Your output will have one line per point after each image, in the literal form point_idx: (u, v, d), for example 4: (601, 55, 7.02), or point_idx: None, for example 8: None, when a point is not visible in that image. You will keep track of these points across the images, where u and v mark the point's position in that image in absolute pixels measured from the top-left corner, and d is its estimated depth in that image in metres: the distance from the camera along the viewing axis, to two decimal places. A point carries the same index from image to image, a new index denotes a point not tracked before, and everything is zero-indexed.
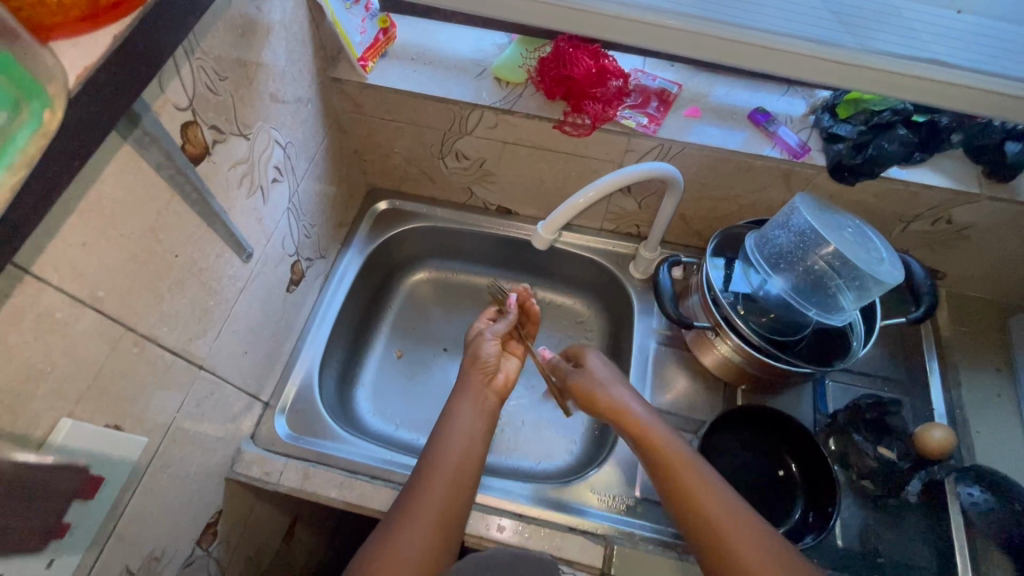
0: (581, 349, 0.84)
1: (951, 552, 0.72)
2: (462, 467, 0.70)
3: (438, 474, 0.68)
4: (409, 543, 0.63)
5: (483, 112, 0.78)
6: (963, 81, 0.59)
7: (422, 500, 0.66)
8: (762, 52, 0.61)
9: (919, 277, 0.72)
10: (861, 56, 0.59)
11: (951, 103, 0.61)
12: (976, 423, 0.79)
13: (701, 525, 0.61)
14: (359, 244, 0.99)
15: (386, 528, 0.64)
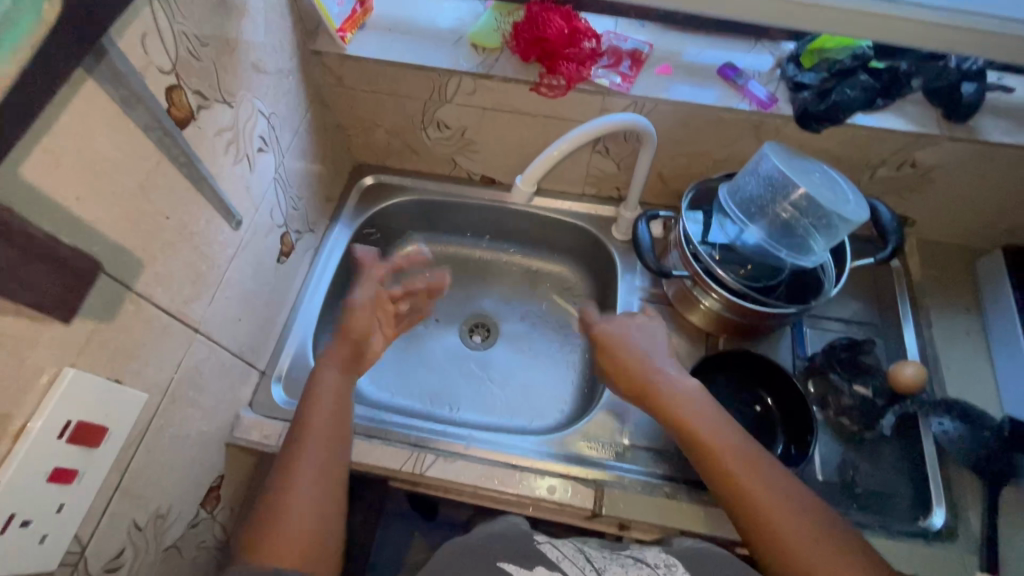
0: (587, 314, 0.81)
1: (925, 479, 0.76)
2: (333, 435, 0.67)
3: (307, 442, 0.65)
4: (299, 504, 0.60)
5: (461, 78, 0.80)
6: (910, 15, 0.67)
7: (299, 471, 0.63)
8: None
9: (885, 219, 0.76)
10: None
11: (879, 37, 0.70)
12: (946, 360, 0.83)
13: (763, 514, 0.57)
14: (347, 218, 1.01)
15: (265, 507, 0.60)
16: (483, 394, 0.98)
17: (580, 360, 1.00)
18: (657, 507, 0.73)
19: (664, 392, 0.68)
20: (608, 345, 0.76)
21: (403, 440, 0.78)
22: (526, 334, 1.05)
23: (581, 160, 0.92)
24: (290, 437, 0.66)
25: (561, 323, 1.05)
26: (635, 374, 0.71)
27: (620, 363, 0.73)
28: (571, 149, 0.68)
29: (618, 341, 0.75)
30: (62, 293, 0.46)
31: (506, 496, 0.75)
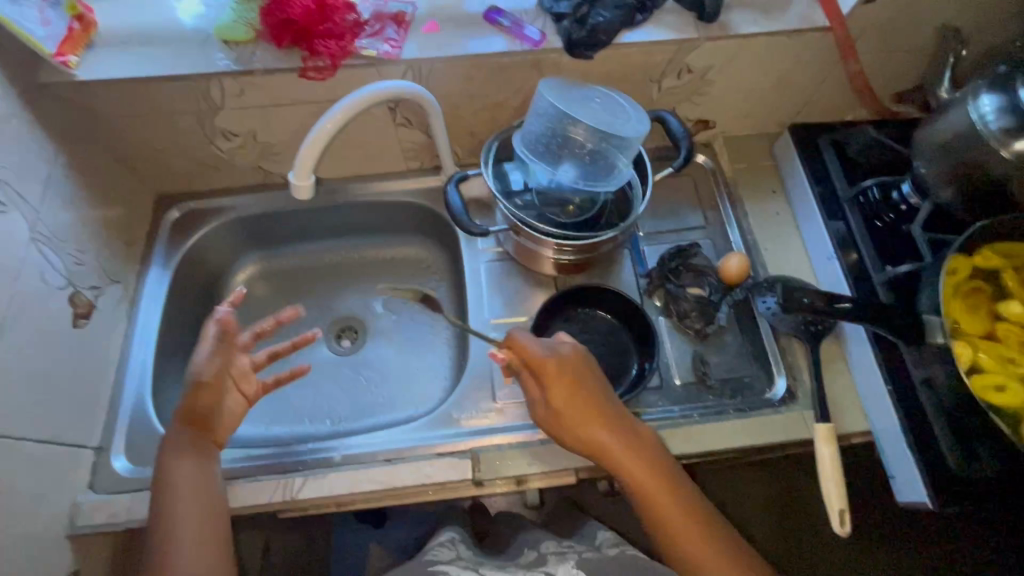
0: (519, 344, 0.68)
1: (765, 356, 0.83)
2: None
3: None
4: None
5: (220, 80, 0.73)
6: None
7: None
8: None
9: (673, 128, 0.79)
10: None
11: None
12: (764, 243, 0.90)
13: None
14: (161, 258, 0.91)
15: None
16: (363, 395, 0.96)
17: (451, 334, 1.00)
18: (531, 455, 0.75)
19: (631, 447, 0.65)
20: (566, 392, 0.66)
21: (268, 471, 0.74)
22: (396, 324, 1.03)
23: (388, 137, 0.89)
24: None
25: (426, 303, 1.04)
26: (596, 434, 0.65)
27: (574, 413, 0.66)
28: (337, 129, 0.64)
29: (576, 375, 0.67)
30: None
31: (388, 492, 0.73)
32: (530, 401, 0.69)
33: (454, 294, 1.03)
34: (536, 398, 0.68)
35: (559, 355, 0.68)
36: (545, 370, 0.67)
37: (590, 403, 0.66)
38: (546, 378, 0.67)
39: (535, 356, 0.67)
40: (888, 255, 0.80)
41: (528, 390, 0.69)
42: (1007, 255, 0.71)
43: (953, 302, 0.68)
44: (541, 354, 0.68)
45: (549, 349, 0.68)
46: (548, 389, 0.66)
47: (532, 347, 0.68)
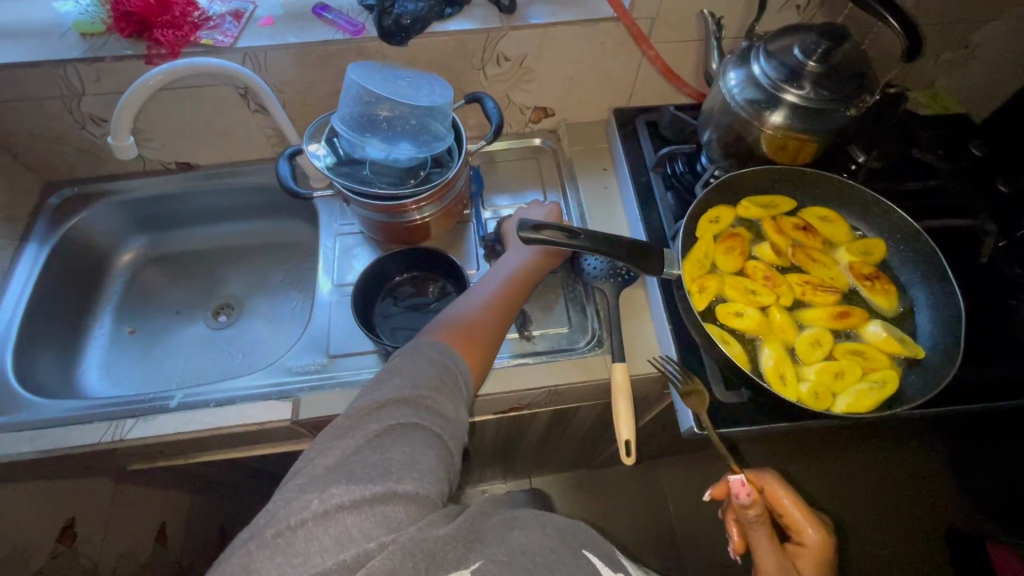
0: (781, 500, 0.78)
1: (579, 308, 0.91)
2: (514, 288, 0.79)
3: (487, 295, 0.76)
4: (464, 327, 0.70)
5: (76, 67, 0.83)
6: None
7: (474, 311, 0.73)
8: None
9: (486, 106, 0.89)
10: None
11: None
12: (591, 212, 0.99)
13: None
14: (40, 236, 0.99)
15: (442, 321, 0.71)
16: (232, 362, 1.03)
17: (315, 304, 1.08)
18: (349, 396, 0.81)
19: None
20: (811, 568, 0.75)
21: (106, 416, 0.81)
22: (271, 299, 1.11)
23: (248, 124, 0.99)
24: (489, 324, 0.73)
25: (301, 280, 1.12)
26: None
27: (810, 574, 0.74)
28: (147, 97, 0.75)
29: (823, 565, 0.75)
30: None
31: (215, 431, 0.79)
32: (765, 547, 0.74)
33: None
34: (786, 562, 0.73)
35: (823, 532, 0.76)
36: (806, 541, 0.76)
37: None
38: (810, 545, 0.75)
39: (803, 523, 0.76)
40: (681, 213, 0.90)
41: (763, 545, 0.74)
42: (764, 205, 0.80)
43: (711, 245, 0.76)
44: (812, 527, 0.76)
45: (814, 524, 0.76)
46: (799, 555, 0.76)
47: (799, 512, 0.77)
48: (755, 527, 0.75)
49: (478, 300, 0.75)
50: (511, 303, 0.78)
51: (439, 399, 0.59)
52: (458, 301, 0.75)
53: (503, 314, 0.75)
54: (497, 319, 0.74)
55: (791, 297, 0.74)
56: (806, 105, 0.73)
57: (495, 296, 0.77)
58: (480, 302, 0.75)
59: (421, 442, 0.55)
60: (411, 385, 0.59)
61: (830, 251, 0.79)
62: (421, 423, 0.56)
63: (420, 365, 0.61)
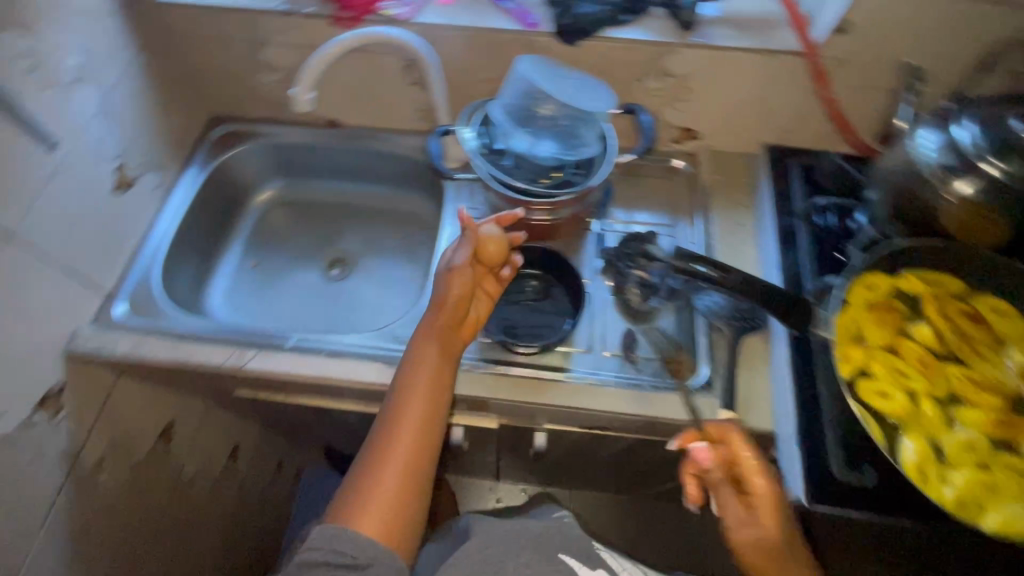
0: (734, 455, 0.69)
1: (692, 345, 0.87)
2: (416, 457, 0.71)
3: (388, 464, 0.69)
4: (378, 511, 0.67)
5: (270, 16, 0.90)
6: None
7: (374, 493, 0.68)
8: None
9: (640, 119, 0.88)
10: None
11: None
12: (719, 246, 0.95)
13: None
14: (199, 163, 1.08)
15: (359, 496, 0.68)
16: (337, 316, 1.08)
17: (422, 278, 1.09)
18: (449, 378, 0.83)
19: None
20: (773, 522, 0.66)
21: (231, 341, 0.87)
22: (382, 265, 1.15)
23: (402, 95, 1.03)
24: (384, 458, 0.70)
25: (412, 253, 1.16)
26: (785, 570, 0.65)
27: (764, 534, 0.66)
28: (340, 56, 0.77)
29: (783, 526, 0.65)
30: None
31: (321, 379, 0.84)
32: (728, 502, 0.71)
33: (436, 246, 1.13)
34: (739, 516, 0.69)
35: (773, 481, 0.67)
36: (754, 492, 0.67)
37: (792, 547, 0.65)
38: (758, 496, 0.67)
39: (749, 472, 0.68)
40: (829, 268, 0.83)
41: (728, 503, 0.71)
42: (929, 282, 0.74)
43: (860, 312, 0.71)
44: (759, 474, 0.67)
45: (764, 474, 0.67)
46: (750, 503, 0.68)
47: (749, 461, 0.68)
48: (718, 487, 0.72)
49: (399, 447, 0.70)
50: (416, 476, 0.70)
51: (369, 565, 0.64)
52: (375, 458, 0.70)
53: (416, 490, 0.70)
54: (408, 483, 0.69)
55: (945, 389, 0.68)
56: (1011, 182, 0.65)
57: (424, 400, 0.73)
58: (406, 438, 0.71)
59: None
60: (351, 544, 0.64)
61: (998, 348, 0.71)
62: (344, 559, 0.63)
63: (339, 541, 0.64)
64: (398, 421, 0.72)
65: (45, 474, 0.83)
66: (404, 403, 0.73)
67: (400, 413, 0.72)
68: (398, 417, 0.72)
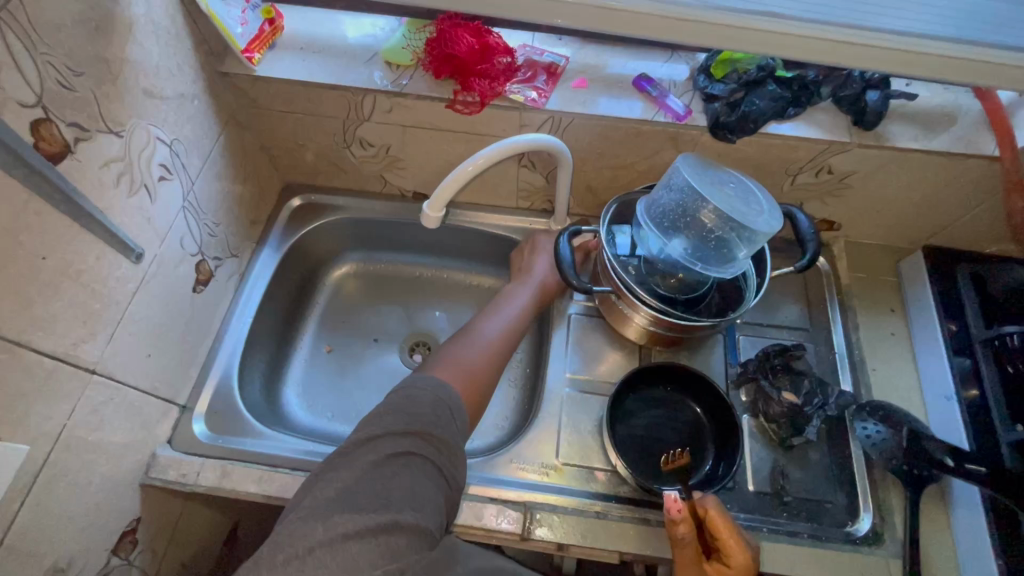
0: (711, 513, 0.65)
1: (852, 484, 0.77)
2: (483, 367, 0.76)
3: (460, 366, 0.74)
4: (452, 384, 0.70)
5: (376, 96, 0.79)
6: (800, 30, 0.64)
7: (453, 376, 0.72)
8: (638, 16, 0.65)
9: (804, 228, 0.76)
10: (704, 12, 0.64)
11: (787, 54, 0.66)
12: (872, 361, 0.84)
13: None
14: (275, 241, 0.98)
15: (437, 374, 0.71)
16: None
17: (520, 374, 0.96)
18: (583, 528, 0.73)
19: None
20: None
21: None
22: None
23: (509, 174, 0.92)
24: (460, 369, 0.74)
25: None
26: None
27: None
28: (484, 166, 0.68)
29: None
30: None
31: None
32: (686, 568, 0.65)
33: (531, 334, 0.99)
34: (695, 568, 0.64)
35: (755, 558, 0.63)
36: (728, 564, 0.63)
37: None
38: (734, 565, 0.63)
39: (731, 543, 0.64)
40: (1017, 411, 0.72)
41: (683, 557, 0.65)
42: None
43: None
44: (742, 549, 0.63)
45: (743, 549, 0.63)
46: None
47: (729, 529, 0.64)
48: (681, 545, 0.65)
49: (474, 362, 0.76)
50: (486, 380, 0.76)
51: (431, 448, 0.61)
52: (459, 355, 0.76)
53: (477, 397, 0.74)
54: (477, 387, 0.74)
55: None
56: None
57: (500, 343, 0.81)
58: (477, 364, 0.76)
59: (400, 492, 0.56)
60: (406, 418, 0.62)
61: None
62: (405, 481, 0.57)
63: (418, 399, 0.64)
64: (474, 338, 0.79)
65: None
66: (483, 342, 0.79)
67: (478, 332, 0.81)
68: (478, 335, 0.80)
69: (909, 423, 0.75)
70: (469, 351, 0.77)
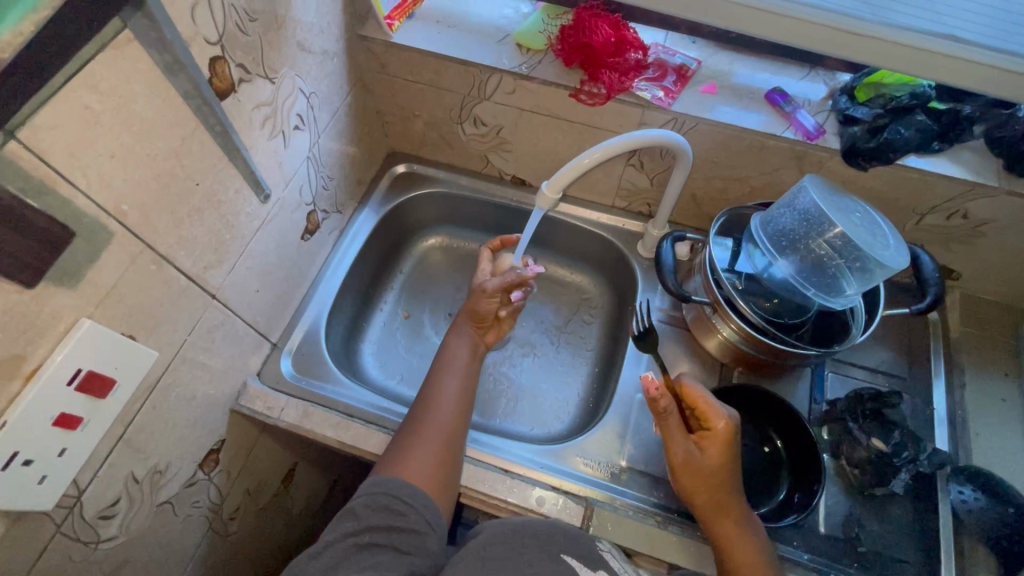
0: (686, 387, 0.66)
1: (936, 548, 0.71)
2: (453, 423, 0.72)
3: (428, 428, 0.70)
4: (422, 458, 0.66)
5: (502, 77, 0.80)
6: (975, 58, 0.62)
7: (419, 447, 0.67)
8: (801, 24, 0.65)
9: (927, 270, 0.72)
10: (875, 27, 0.63)
11: (942, 79, 0.65)
12: (975, 425, 0.79)
13: None
14: (375, 204, 1.02)
15: (398, 454, 0.67)
16: (483, 392, 0.94)
17: (588, 372, 0.96)
18: (645, 537, 0.71)
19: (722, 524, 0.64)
20: (717, 456, 0.65)
21: None
22: (541, 342, 1.00)
23: (614, 172, 0.92)
24: (421, 413, 0.72)
25: (576, 332, 1.01)
26: (726, 495, 0.64)
27: (701, 475, 0.64)
28: (602, 159, 0.68)
29: (729, 470, 0.65)
30: (43, 223, 0.44)
31: (494, 500, 0.75)
32: (674, 438, 0.66)
33: (607, 337, 0.99)
34: (683, 440, 0.66)
35: (733, 419, 0.65)
36: (713, 431, 0.65)
37: (734, 495, 0.65)
38: (716, 432, 0.65)
39: (709, 410, 0.66)
40: None
41: (671, 430, 0.66)
42: None
43: None
44: (721, 415, 0.65)
45: (724, 416, 0.65)
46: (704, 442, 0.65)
47: (705, 398, 0.66)
48: (665, 418, 0.66)
49: (438, 400, 0.73)
50: (461, 431, 0.72)
51: (413, 516, 0.60)
52: (420, 406, 0.73)
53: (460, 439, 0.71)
54: (453, 444, 0.70)
55: None
56: None
57: (462, 376, 0.77)
58: (444, 406, 0.73)
59: (388, 559, 0.56)
60: (378, 492, 0.62)
61: None
62: (392, 544, 0.57)
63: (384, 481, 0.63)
64: (438, 396, 0.74)
65: (192, 531, 0.78)
66: (452, 383, 0.76)
67: (438, 389, 0.75)
68: (449, 376, 0.77)
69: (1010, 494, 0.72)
70: (438, 381, 0.76)
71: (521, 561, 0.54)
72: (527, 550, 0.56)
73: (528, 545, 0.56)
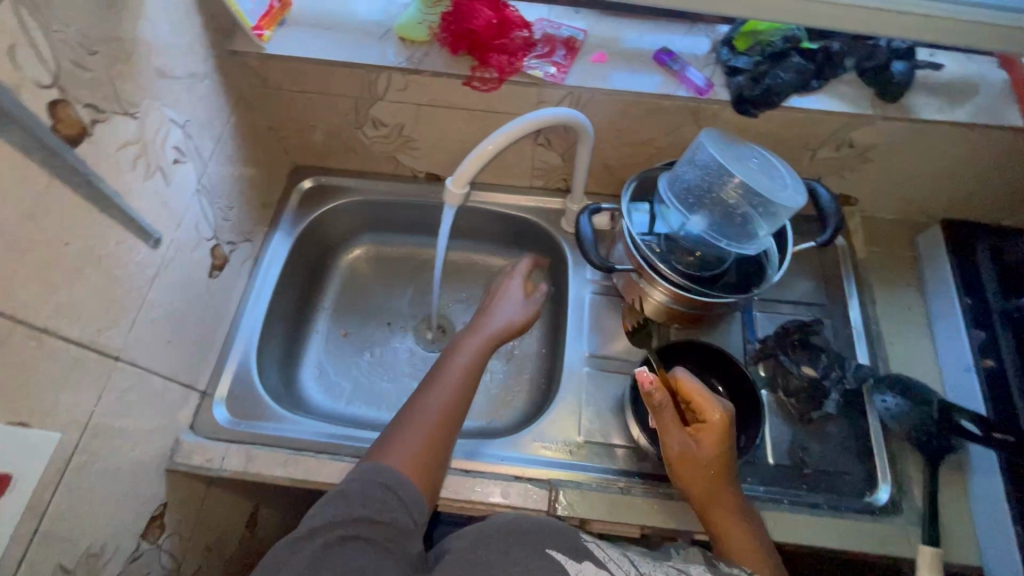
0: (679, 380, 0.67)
1: (869, 457, 0.77)
2: (449, 411, 0.67)
3: (422, 415, 0.66)
4: (411, 445, 0.62)
5: (391, 74, 0.77)
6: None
7: (411, 432, 0.64)
8: None
9: (825, 202, 0.75)
10: None
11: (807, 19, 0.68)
12: (890, 336, 0.85)
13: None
14: (287, 225, 0.96)
15: (388, 440, 0.63)
16: None
17: (536, 355, 0.97)
18: (610, 504, 0.74)
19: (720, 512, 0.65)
20: (713, 447, 0.65)
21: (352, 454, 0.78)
22: None
23: (524, 153, 0.91)
24: (417, 401, 0.68)
25: None
26: (722, 482, 0.65)
27: (697, 465, 0.65)
28: (505, 144, 0.67)
29: (725, 460, 0.66)
30: None
31: (461, 503, 0.75)
32: (670, 432, 0.67)
33: (548, 317, 1.00)
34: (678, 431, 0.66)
35: (728, 411, 0.66)
36: (707, 422, 0.66)
37: (731, 483, 0.66)
38: (710, 423, 0.66)
39: (704, 402, 0.66)
40: None
41: (666, 422, 0.67)
42: None
43: None
44: (716, 406, 0.66)
45: (719, 408, 0.66)
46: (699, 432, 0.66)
47: (699, 390, 0.67)
48: (659, 412, 0.67)
49: (440, 385, 0.69)
50: (458, 419, 0.68)
51: (400, 512, 0.57)
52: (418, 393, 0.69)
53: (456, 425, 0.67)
54: (446, 427, 0.66)
55: None
56: None
57: (474, 354, 0.74)
58: (445, 391, 0.69)
59: (372, 557, 0.52)
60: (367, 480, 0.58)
61: None
62: (377, 540, 0.54)
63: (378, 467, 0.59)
64: (437, 379, 0.70)
65: None
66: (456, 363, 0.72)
67: (444, 370, 0.71)
68: (465, 353, 0.73)
69: (929, 396, 0.76)
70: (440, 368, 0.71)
71: (508, 562, 0.52)
72: (512, 550, 0.54)
73: (514, 545, 0.54)
